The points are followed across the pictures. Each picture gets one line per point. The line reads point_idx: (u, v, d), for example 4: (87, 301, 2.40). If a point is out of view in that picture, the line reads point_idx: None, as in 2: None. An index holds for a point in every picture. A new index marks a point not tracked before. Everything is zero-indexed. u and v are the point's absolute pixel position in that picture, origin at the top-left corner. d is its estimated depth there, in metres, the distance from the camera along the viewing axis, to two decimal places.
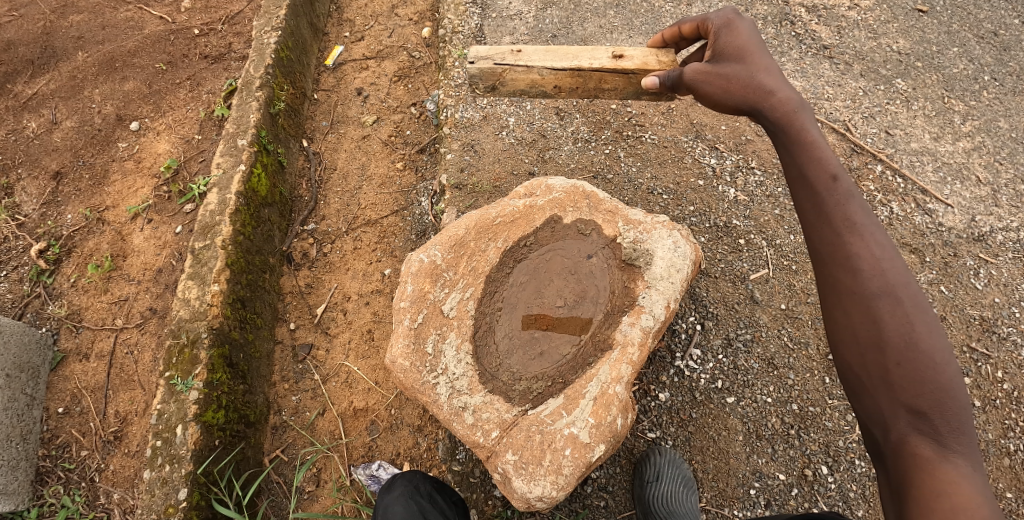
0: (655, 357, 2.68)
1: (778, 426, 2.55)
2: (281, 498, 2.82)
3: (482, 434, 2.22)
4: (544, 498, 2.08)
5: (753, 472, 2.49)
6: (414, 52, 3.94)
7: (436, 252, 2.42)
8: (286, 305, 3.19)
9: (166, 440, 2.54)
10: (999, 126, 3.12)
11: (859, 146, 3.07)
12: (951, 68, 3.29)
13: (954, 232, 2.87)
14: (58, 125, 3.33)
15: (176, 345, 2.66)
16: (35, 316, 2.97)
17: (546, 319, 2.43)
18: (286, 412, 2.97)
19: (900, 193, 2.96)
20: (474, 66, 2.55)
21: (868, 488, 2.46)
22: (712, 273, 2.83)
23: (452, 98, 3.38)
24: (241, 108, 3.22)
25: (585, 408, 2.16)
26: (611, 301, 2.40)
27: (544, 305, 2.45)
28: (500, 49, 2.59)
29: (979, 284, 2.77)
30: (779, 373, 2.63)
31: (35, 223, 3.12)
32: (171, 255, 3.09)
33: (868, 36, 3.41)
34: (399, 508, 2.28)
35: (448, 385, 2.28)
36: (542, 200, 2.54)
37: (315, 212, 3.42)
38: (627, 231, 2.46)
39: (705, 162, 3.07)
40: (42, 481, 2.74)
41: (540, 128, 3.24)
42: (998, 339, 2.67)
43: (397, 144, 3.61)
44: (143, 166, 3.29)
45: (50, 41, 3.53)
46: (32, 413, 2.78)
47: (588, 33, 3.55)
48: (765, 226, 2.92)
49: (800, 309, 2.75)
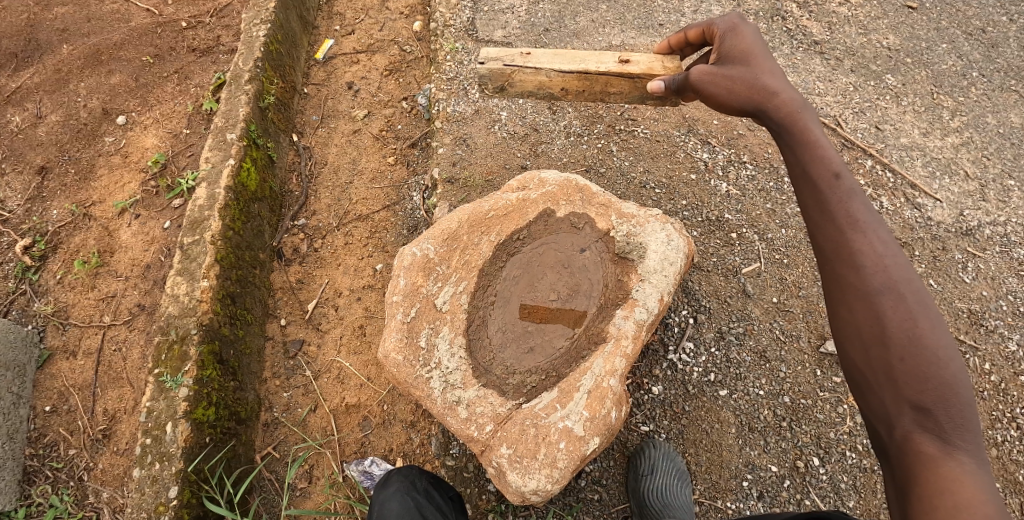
0: (648, 351, 2.69)
1: (771, 418, 2.56)
2: (273, 495, 2.79)
3: (477, 428, 2.21)
4: (538, 491, 2.07)
5: (746, 464, 2.50)
6: (405, 46, 3.92)
7: (429, 246, 2.40)
8: (276, 301, 3.16)
9: (155, 438, 2.51)
10: (988, 122, 3.15)
11: (850, 140, 3.09)
12: (940, 64, 3.32)
13: (942, 227, 2.90)
14: (43, 119, 3.28)
15: (165, 342, 2.63)
16: (21, 313, 2.93)
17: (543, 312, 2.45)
18: (277, 408, 2.95)
19: (890, 188, 2.98)
20: (484, 67, 2.55)
21: (859, 479, 2.47)
22: (704, 267, 2.84)
23: (444, 92, 3.36)
24: (229, 102, 3.19)
25: (579, 401, 2.16)
26: (606, 295, 2.41)
27: (539, 300, 2.46)
28: (509, 51, 2.59)
29: (967, 277, 2.80)
30: (771, 366, 2.64)
31: (20, 218, 3.08)
32: (160, 250, 3.06)
33: (858, 32, 3.43)
34: (395, 504, 2.27)
35: (442, 380, 2.27)
36: (535, 193, 2.53)
37: (305, 207, 3.39)
38: (621, 225, 2.46)
39: (697, 157, 3.08)
40: (29, 480, 2.70)
41: (532, 122, 3.24)
42: (985, 331, 2.70)
43: (388, 139, 3.59)
44: (130, 161, 3.24)
45: (34, 34, 3.47)
46: (19, 412, 2.74)
47: (580, 27, 3.54)
48: (757, 220, 2.94)
49: (792, 302, 2.76)
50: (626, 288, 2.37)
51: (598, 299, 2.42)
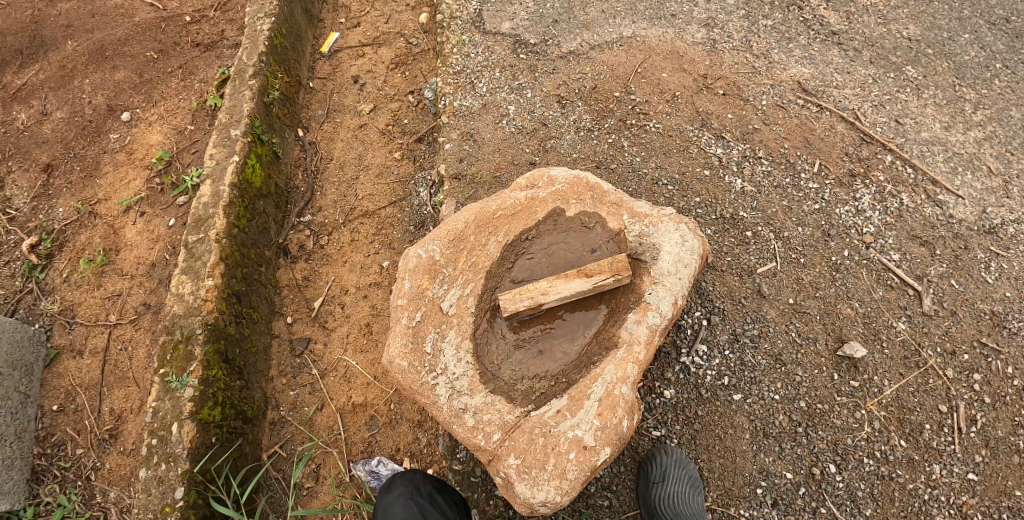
0: (660, 354, 2.65)
1: (786, 424, 2.50)
2: (280, 495, 2.78)
3: (483, 437, 2.16)
4: (547, 503, 2.03)
5: (759, 471, 2.45)
6: (411, 39, 3.87)
7: (434, 247, 2.33)
8: (282, 298, 3.13)
9: (161, 439, 2.50)
10: (1012, 115, 3.03)
11: (869, 135, 3.01)
12: (962, 56, 3.21)
13: (965, 225, 2.79)
14: (49, 116, 3.26)
15: (170, 341, 2.61)
16: (28, 312, 2.92)
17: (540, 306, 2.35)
18: (284, 407, 2.92)
19: (910, 184, 2.89)
20: None
21: (877, 487, 2.41)
22: (718, 266, 2.78)
23: (451, 86, 3.30)
24: (233, 98, 3.15)
25: (590, 409, 2.10)
26: (603, 277, 2.30)
27: (532, 297, 2.33)
28: None
29: (990, 277, 2.69)
30: (787, 370, 2.57)
31: (26, 216, 3.06)
32: (165, 249, 3.03)
33: (878, 22, 3.33)
34: (399, 508, 2.24)
35: (448, 386, 2.22)
36: (544, 192, 2.45)
37: (311, 203, 3.36)
38: (633, 224, 2.38)
39: (711, 152, 3.01)
40: (37, 480, 2.70)
41: (541, 116, 3.17)
42: (1009, 333, 2.59)
43: (394, 133, 3.54)
44: (135, 158, 3.22)
45: (39, 30, 3.44)
46: (26, 411, 2.74)
47: (590, 18, 3.45)
48: (773, 218, 2.85)
49: (808, 303, 2.68)
50: (625, 270, 2.29)
51: (587, 286, 2.31)
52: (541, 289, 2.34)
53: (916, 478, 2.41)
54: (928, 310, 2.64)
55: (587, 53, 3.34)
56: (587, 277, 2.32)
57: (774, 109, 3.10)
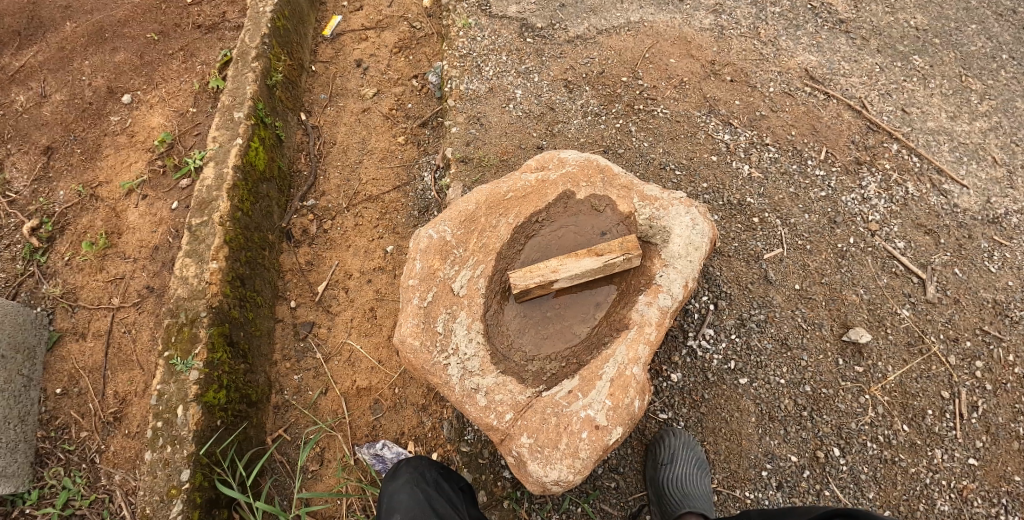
0: (667, 337, 2.66)
1: (791, 408, 2.52)
2: (284, 478, 2.77)
3: (496, 416, 2.16)
4: (559, 482, 2.05)
5: (765, 454, 2.47)
6: (415, 22, 3.84)
7: (446, 228, 2.35)
8: (286, 282, 3.11)
9: (166, 421, 2.49)
10: (1018, 106, 3.04)
11: (875, 124, 3.01)
12: (969, 46, 3.21)
13: (968, 215, 2.81)
14: (48, 99, 3.22)
15: (175, 324, 2.60)
16: (29, 296, 2.89)
17: (550, 285, 2.33)
18: (288, 391, 2.92)
19: (916, 173, 2.90)
20: None
21: (880, 470, 2.43)
22: (725, 252, 2.79)
23: (457, 70, 3.28)
24: (236, 80, 3.12)
25: (602, 389, 2.11)
26: (613, 256, 2.30)
27: (543, 275, 2.31)
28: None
29: (993, 267, 2.71)
30: (793, 354, 2.59)
31: (26, 200, 3.03)
32: (168, 232, 3.01)
33: (885, 11, 3.33)
34: (405, 497, 2.21)
35: (460, 366, 2.22)
36: (554, 174, 2.45)
37: (315, 187, 3.34)
38: (643, 208, 2.38)
39: (718, 138, 3.01)
40: (42, 463, 2.68)
41: (548, 101, 3.16)
42: (1010, 322, 2.61)
43: (398, 118, 3.52)
44: (137, 140, 3.19)
45: (37, 11, 3.40)
46: (29, 394, 2.73)
47: (599, 3, 3.43)
48: (779, 205, 2.86)
49: (814, 289, 2.70)
50: (635, 250, 2.29)
51: (598, 265, 2.30)
52: (551, 267, 2.33)
53: (918, 462, 2.43)
54: (931, 297, 2.66)
55: (594, 37, 3.32)
56: (597, 256, 2.32)
57: (781, 96, 3.10)
